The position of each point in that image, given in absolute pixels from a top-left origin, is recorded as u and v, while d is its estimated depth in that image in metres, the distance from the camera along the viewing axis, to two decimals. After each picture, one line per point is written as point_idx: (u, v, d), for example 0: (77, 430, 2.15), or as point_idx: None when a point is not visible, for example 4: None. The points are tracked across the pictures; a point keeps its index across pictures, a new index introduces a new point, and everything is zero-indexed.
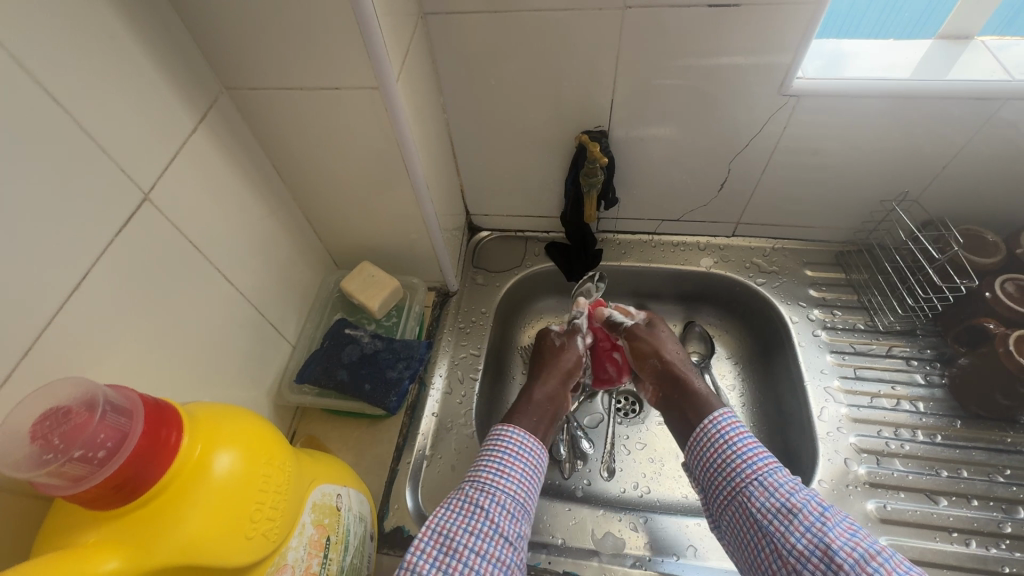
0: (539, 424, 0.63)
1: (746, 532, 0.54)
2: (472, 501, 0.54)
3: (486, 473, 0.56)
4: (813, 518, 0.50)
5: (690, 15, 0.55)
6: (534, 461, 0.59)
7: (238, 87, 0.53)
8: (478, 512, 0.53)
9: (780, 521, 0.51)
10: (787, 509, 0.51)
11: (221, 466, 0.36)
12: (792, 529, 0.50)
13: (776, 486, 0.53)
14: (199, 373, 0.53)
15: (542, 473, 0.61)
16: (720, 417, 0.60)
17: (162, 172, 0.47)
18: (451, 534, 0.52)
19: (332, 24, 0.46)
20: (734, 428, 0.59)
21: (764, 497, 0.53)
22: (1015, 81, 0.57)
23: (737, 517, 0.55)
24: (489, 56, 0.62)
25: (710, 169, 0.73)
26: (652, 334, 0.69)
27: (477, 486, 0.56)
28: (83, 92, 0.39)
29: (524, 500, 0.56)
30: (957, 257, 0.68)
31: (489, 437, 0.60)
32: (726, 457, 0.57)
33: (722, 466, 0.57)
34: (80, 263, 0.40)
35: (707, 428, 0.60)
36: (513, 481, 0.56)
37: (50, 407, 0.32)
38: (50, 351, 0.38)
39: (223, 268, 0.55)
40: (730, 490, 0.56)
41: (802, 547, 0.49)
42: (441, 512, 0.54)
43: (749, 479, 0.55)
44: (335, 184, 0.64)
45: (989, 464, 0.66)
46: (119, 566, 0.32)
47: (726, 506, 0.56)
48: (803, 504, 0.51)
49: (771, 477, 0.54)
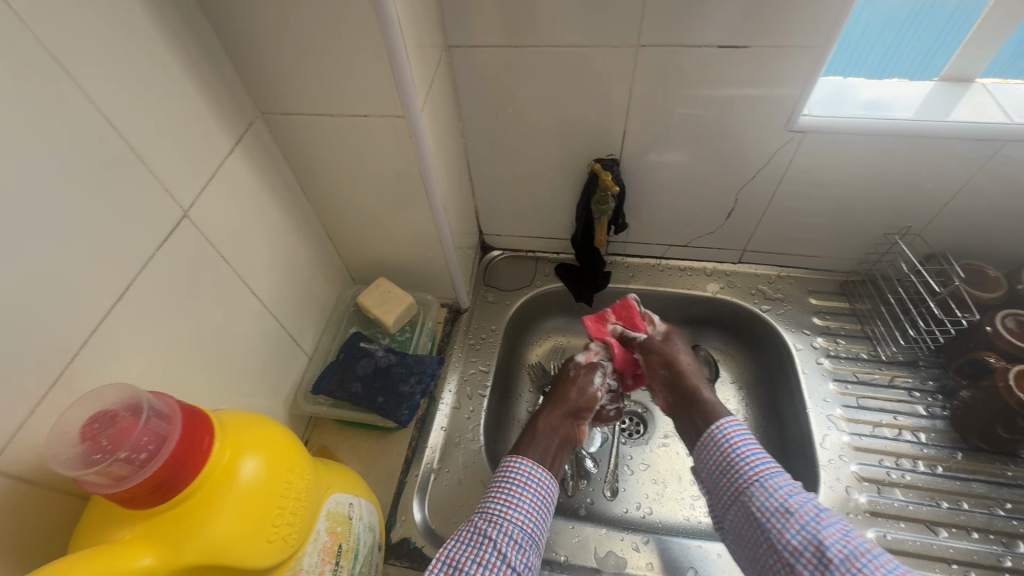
0: (547, 456, 0.63)
1: (749, 530, 0.55)
2: (481, 532, 0.54)
3: (495, 505, 0.56)
4: (808, 517, 0.52)
5: (701, 53, 0.58)
6: (545, 494, 0.59)
7: (271, 111, 0.56)
8: (486, 542, 0.53)
9: (777, 518, 0.53)
10: (784, 508, 0.53)
11: (246, 471, 0.38)
12: (788, 526, 0.52)
13: (776, 488, 0.55)
14: (222, 380, 0.55)
15: (552, 506, 0.60)
16: (726, 424, 0.61)
17: (201, 191, 0.50)
18: (459, 565, 0.51)
19: (363, 56, 0.49)
20: (740, 433, 0.60)
21: (764, 497, 0.55)
22: (1014, 123, 0.59)
23: (740, 517, 0.57)
24: (508, 86, 0.65)
25: (719, 197, 0.75)
26: (666, 345, 0.69)
27: (486, 517, 0.55)
28: (135, 117, 0.42)
29: (533, 531, 0.56)
30: (959, 291, 0.70)
31: (499, 471, 0.61)
32: (731, 460, 0.59)
33: (727, 469, 0.59)
34: (124, 274, 0.43)
35: (715, 433, 0.61)
36: (521, 512, 0.56)
37: (98, 410, 0.35)
38: (93, 357, 0.41)
39: (249, 280, 0.58)
40: (734, 490, 0.58)
41: (796, 542, 0.51)
42: (451, 543, 0.53)
43: (752, 481, 0.56)
44: (356, 203, 0.67)
45: (990, 497, 0.67)
46: (152, 563, 0.34)
47: (730, 506, 0.58)
48: (799, 505, 0.53)
49: (772, 480, 0.56)
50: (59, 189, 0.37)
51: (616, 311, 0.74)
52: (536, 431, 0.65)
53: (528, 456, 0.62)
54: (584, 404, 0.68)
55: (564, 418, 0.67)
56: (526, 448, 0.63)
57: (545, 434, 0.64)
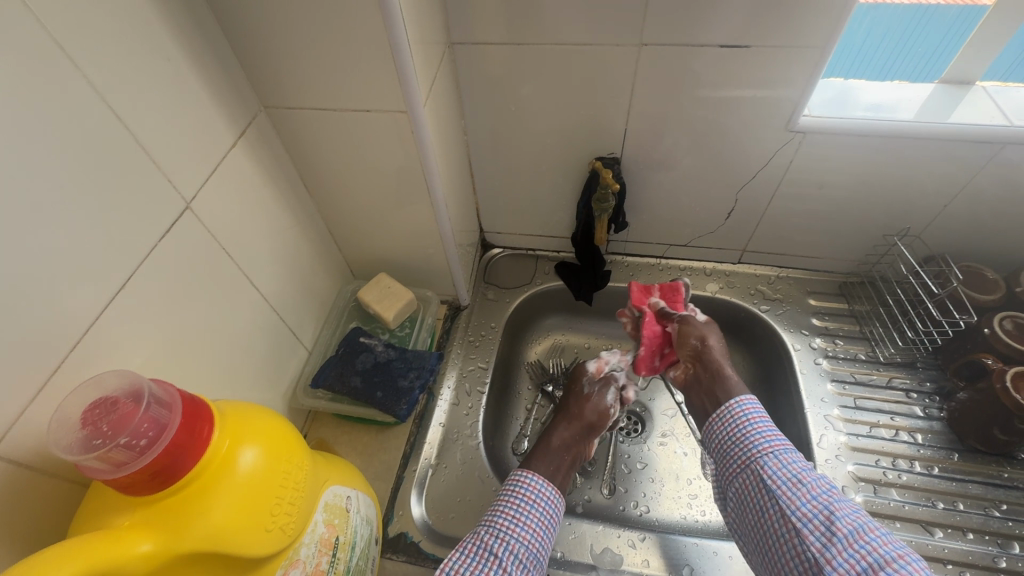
0: (556, 472, 0.63)
1: (754, 495, 0.57)
2: (486, 547, 0.54)
3: (501, 520, 0.57)
4: (819, 490, 0.54)
5: (703, 53, 0.58)
6: (551, 512, 0.59)
7: (274, 106, 0.57)
8: (491, 560, 0.53)
9: (788, 488, 0.55)
10: (797, 479, 0.55)
11: (246, 461, 0.38)
12: (799, 495, 0.54)
13: (788, 461, 0.57)
14: (222, 372, 0.55)
15: (558, 525, 0.60)
16: (746, 401, 0.63)
17: (203, 184, 0.50)
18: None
19: (366, 50, 0.49)
20: (757, 411, 0.62)
21: (777, 467, 0.57)
22: (1013, 126, 0.59)
23: (748, 483, 0.58)
24: (510, 84, 0.66)
25: (719, 196, 0.75)
26: (703, 325, 0.68)
27: (491, 531, 0.56)
28: (139, 108, 0.43)
29: (539, 549, 0.56)
30: (957, 293, 0.70)
31: (506, 485, 0.61)
32: (747, 433, 0.60)
33: (742, 440, 0.60)
34: (126, 265, 0.43)
35: (733, 408, 0.62)
36: (527, 530, 0.56)
37: (100, 397, 0.35)
38: (94, 346, 0.41)
39: (251, 274, 0.58)
40: (745, 459, 0.59)
41: (806, 510, 0.53)
42: (456, 555, 0.54)
43: (765, 452, 0.58)
44: (357, 199, 0.67)
45: (986, 498, 0.67)
46: (151, 549, 0.34)
47: (738, 473, 0.60)
48: (811, 479, 0.55)
49: (785, 453, 0.58)
50: (63, 179, 0.38)
51: (663, 290, 0.74)
52: (546, 448, 0.65)
53: (537, 471, 0.62)
54: (596, 420, 0.68)
55: (577, 436, 0.67)
56: (535, 463, 0.63)
57: (557, 449, 0.65)
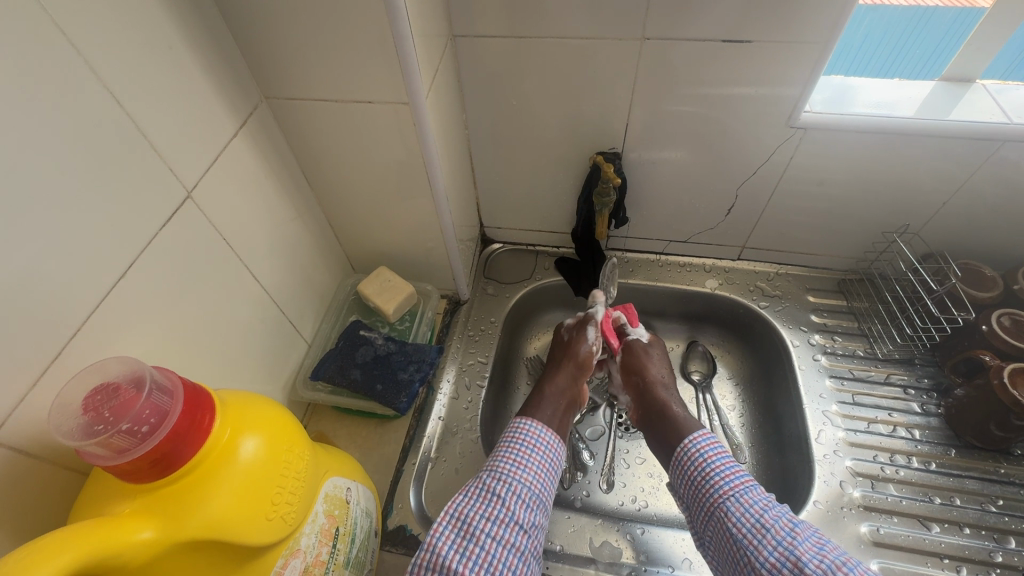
0: (554, 417, 0.64)
1: (725, 546, 0.55)
2: (489, 489, 0.55)
3: (503, 464, 0.57)
4: (784, 532, 0.51)
5: (705, 48, 0.58)
6: (552, 458, 0.60)
7: (276, 96, 0.56)
8: (494, 500, 0.54)
9: (753, 535, 0.52)
10: (759, 524, 0.52)
11: (246, 450, 0.38)
12: (764, 543, 0.51)
13: (751, 502, 0.55)
14: (222, 363, 0.55)
15: (558, 471, 0.62)
16: (699, 438, 0.61)
17: (204, 173, 0.50)
18: (468, 519, 0.53)
19: (369, 39, 0.49)
20: (713, 448, 0.60)
21: (740, 512, 0.54)
22: (1013, 123, 0.59)
23: (717, 532, 0.56)
24: (512, 78, 0.66)
25: (719, 193, 0.75)
26: (642, 354, 0.71)
27: (494, 475, 0.56)
28: (140, 96, 0.42)
29: (540, 491, 0.57)
30: (955, 289, 0.70)
31: (508, 434, 0.61)
32: (706, 476, 0.59)
33: (702, 484, 0.59)
34: (126, 253, 0.43)
35: (689, 448, 0.61)
36: (530, 472, 0.57)
37: (102, 382, 0.35)
38: (94, 335, 0.41)
39: (251, 265, 0.58)
40: (709, 505, 0.57)
41: (774, 560, 0.50)
42: (459, 498, 0.54)
43: (726, 496, 0.56)
44: (359, 191, 0.67)
45: (982, 493, 0.67)
46: (151, 537, 0.34)
47: (706, 522, 0.58)
48: (774, 520, 0.52)
49: (747, 495, 0.55)
50: (65, 165, 0.37)
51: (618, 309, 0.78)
52: (542, 397, 0.66)
53: (536, 418, 0.62)
54: (584, 361, 0.70)
55: (571, 381, 0.68)
56: (534, 410, 0.64)
57: (553, 397, 0.66)
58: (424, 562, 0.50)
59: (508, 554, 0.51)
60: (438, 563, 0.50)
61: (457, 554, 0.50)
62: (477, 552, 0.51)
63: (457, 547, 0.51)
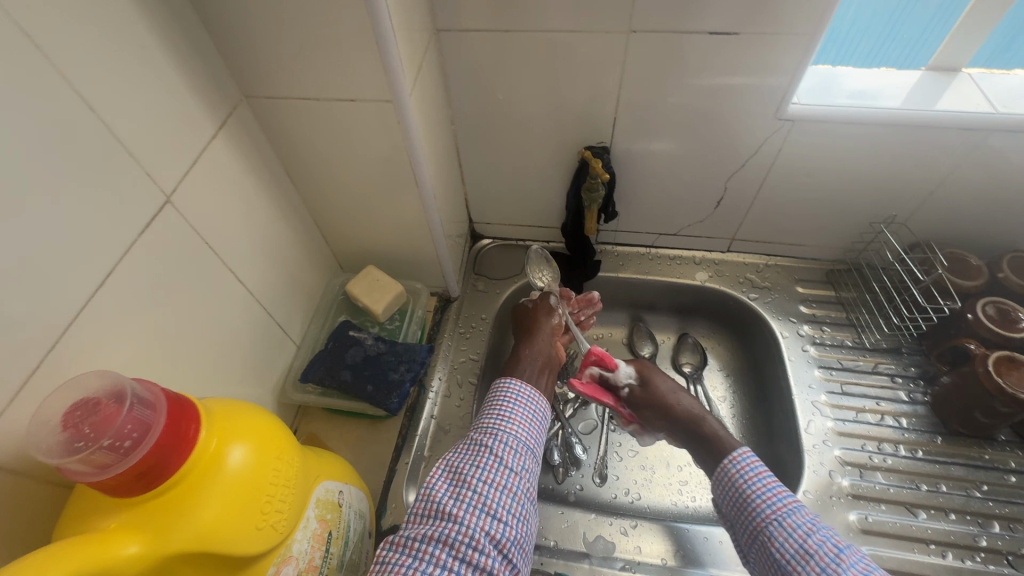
0: (532, 375, 0.64)
1: (770, 572, 0.52)
2: (477, 441, 0.55)
3: (489, 419, 0.58)
4: (828, 558, 0.48)
5: (692, 40, 0.58)
6: (536, 410, 0.60)
7: (256, 95, 0.55)
8: (483, 449, 0.54)
9: (797, 561, 0.49)
10: (802, 550, 0.49)
11: (235, 459, 0.37)
12: (808, 569, 0.48)
13: (795, 526, 0.51)
14: (209, 369, 0.54)
15: (545, 423, 0.62)
16: (741, 457, 0.59)
17: (182, 177, 0.48)
18: (460, 469, 0.53)
19: (351, 36, 0.48)
20: (757, 468, 0.58)
21: (784, 537, 0.51)
22: (1000, 113, 0.59)
23: (762, 555, 0.53)
24: (498, 72, 0.65)
25: (709, 185, 0.75)
26: (646, 393, 0.68)
27: (481, 429, 0.57)
28: (114, 99, 0.41)
29: (528, 442, 0.57)
30: (942, 279, 0.71)
31: (492, 393, 0.61)
32: (748, 497, 0.56)
33: (746, 505, 0.56)
34: (105, 261, 0.42)
35: (729, 467, 0.59)
36: (515, 423, 0.57)
37: (80, 398, 0.34)
38: (73, 344, 0.40)
39: (235, 269, 0.57)
40: (753, 528, 0.54)
41: None
42: (451, 454, 0.55)
43: (770, 519, 0.53)
44: (345, 190, 0.66)
45: (968, 479, 0.68)
46: (140, 551, 0.33)
47: (751, 544, 0.55)
48: (818, 545, 0.49)
49: (791, 517, 0.52)
50: (37, 173, 0.36)
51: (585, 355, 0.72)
52: (520, 359, 0.66)
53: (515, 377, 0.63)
54: (553, 325, 0.71)
55: (544, 341, 0.68)
56: (513, 371, 0.64)
57: (530, 357, 0.66)
58: (420, 510, 0.50)
59: (501, 496, 0.51)
60: (434, 509, 0.50)
61: (452, 499, 0.50)
62: (472, 496, 0.50)
63: (452, 494, 0.51)
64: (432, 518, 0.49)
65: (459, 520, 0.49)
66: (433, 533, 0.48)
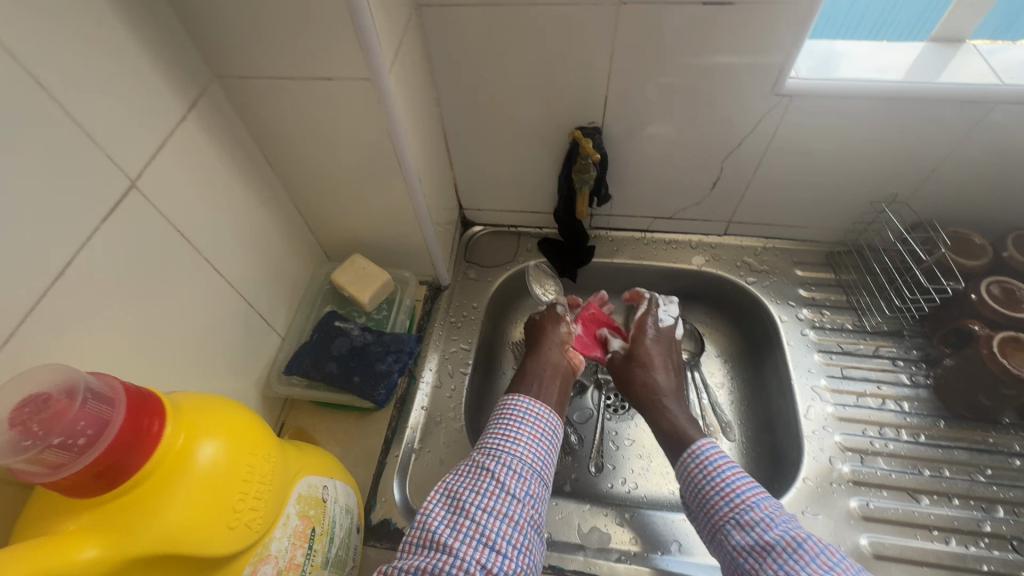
0: (541, 390, 0.62)
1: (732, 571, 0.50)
2: (479, 464, 0.54)
3: (494, 440, 0.56)
4: (786, 555, 0.46)
5: (685, 13, 0.55)
6: (546, 426, 0.59)
7: (228, 75, 0.52)
8: (484, 474, 0.53)
9: (755, 558, 0.48)
10: (760, 546, 0.47)
11: (205, 456, 0.36)
12: (766, 566, 0.46)
13: (753, 522, 0.49)
14: (185, 362, 0.52)
15: (555, 442, 0.60)
16: (698, 450, 0.57)
17: (148, 161, 0.46)
18: (458, 495, 0.51)
19: (323, 10, 0.45)
20: (717, 461, 0.55)
21: (740, 534, 0.50)
22: (1006, 85, 0.57)
23: (721, 552, 0.52)
24: (483, 50, 0.62)
25: (704, 166, 0.73)
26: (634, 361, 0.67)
27: (485, 451, 0.55)
28: (69, 78, 0.38)
29: (534, 461, 0.55)
30: (944, 258, 0.69)
31: (498, 412, 0.60)
32: (706, 495, 0.54)
33: (704, 502, 0.54)
34: (64, 249, 0.39)
35: (689, 462, 0.57)
36: (521, 443, 0.56)
37: (26, 393, 0.31)
38: (32, 337, 0.38)
39: (211, 258, 0.55)
40: (710, 526, 0.53)
41: None
42: (450, 477, 0.53)
43: (727, 517, 0.51)
44: (326, 175, 0.64)
45: (971, 463, 0.67)
46: (99, 554, 0.31)
47: (711, 543, 0.53)
48: (776, 540, 0.47)
49: (749, 514, 0.50)
50: None
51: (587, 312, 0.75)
52: (529, 375, 0.64)
53: (525, 395, 0.61)
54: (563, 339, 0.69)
55: (555, 357, 0.66)
56: (521, 389, 0.62)
57: (536, 374, 0.64)
58: (414, 539, 0.48)
59: (501, 525, 0.49)
60: (429, 539, 0.48)
61: (448, 528, 0.48)
62: (469, 525, 0.49)
63: (449, 522, 0.49)
64: (426, 549, 0.47)
65: (455, 552, 0.47)
66: (426, 566, 0.46)
